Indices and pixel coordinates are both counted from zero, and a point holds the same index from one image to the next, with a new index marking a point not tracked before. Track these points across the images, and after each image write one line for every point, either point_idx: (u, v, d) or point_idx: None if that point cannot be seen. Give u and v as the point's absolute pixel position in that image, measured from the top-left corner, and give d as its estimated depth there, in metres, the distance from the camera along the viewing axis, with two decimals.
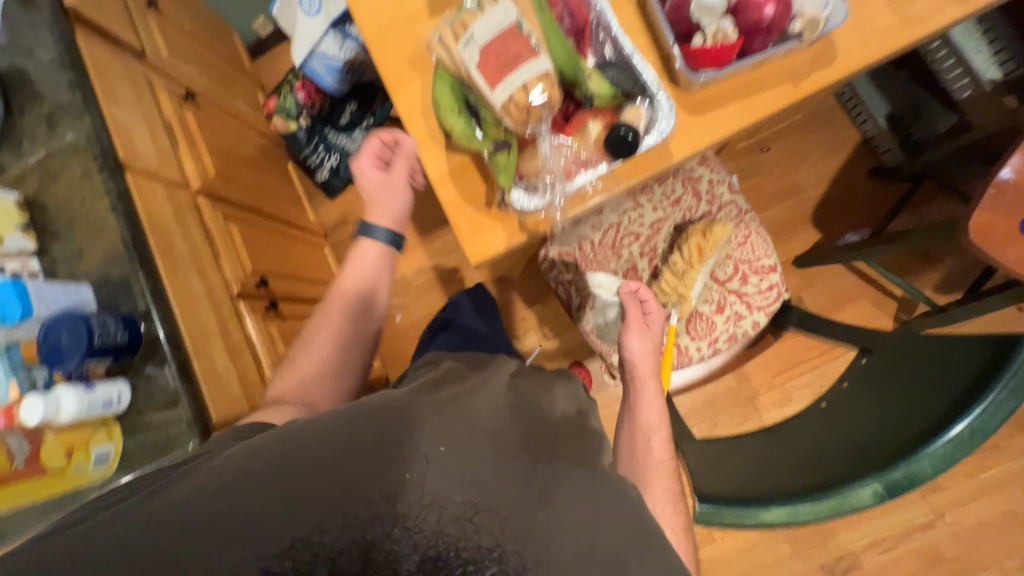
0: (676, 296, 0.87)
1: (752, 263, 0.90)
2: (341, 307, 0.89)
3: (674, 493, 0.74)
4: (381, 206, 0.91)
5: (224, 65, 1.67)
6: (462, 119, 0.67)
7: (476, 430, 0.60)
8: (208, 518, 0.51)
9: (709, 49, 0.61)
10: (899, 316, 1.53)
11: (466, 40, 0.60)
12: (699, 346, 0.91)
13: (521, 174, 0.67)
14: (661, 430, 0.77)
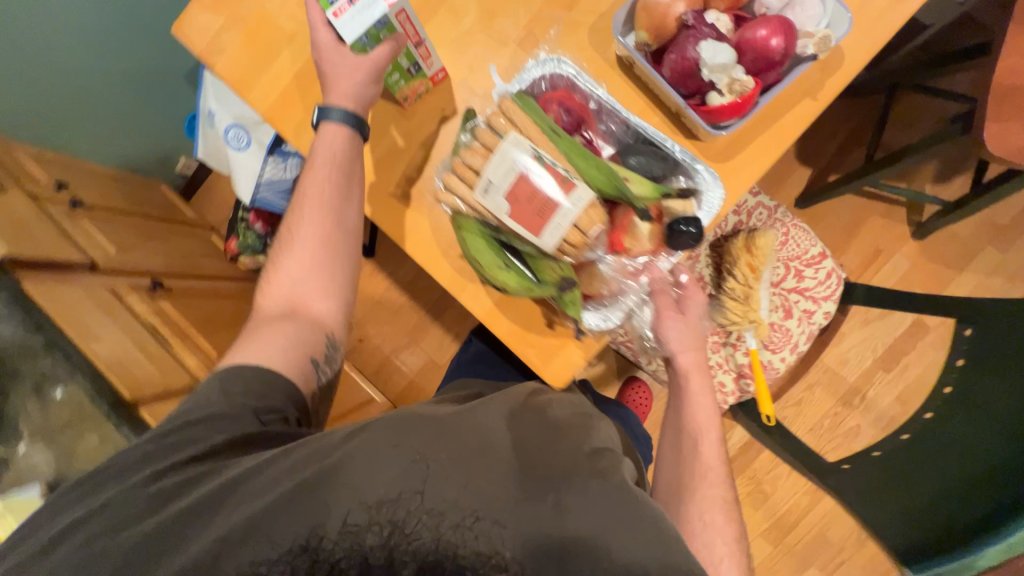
0: (747, 320, 0.83)
1: (801, 257, 0.88)
2: (317, 204, 0.71)
3: (725, 504, 0.70)
4: (341, 84, 0.66)
5: (171, 225, 1.56)
6: (511, 271, 0.65)
7: (488, 439, 0.62)
8: (211, 522, 0.54)
9: (730, 103, 0.57)
10: (912, 219, 1.54)
11: (487, 189, 0.59)
12: (782, 357, 0.88)
13: (588, 298, 0.67)
14: (712, 432, 0.74)
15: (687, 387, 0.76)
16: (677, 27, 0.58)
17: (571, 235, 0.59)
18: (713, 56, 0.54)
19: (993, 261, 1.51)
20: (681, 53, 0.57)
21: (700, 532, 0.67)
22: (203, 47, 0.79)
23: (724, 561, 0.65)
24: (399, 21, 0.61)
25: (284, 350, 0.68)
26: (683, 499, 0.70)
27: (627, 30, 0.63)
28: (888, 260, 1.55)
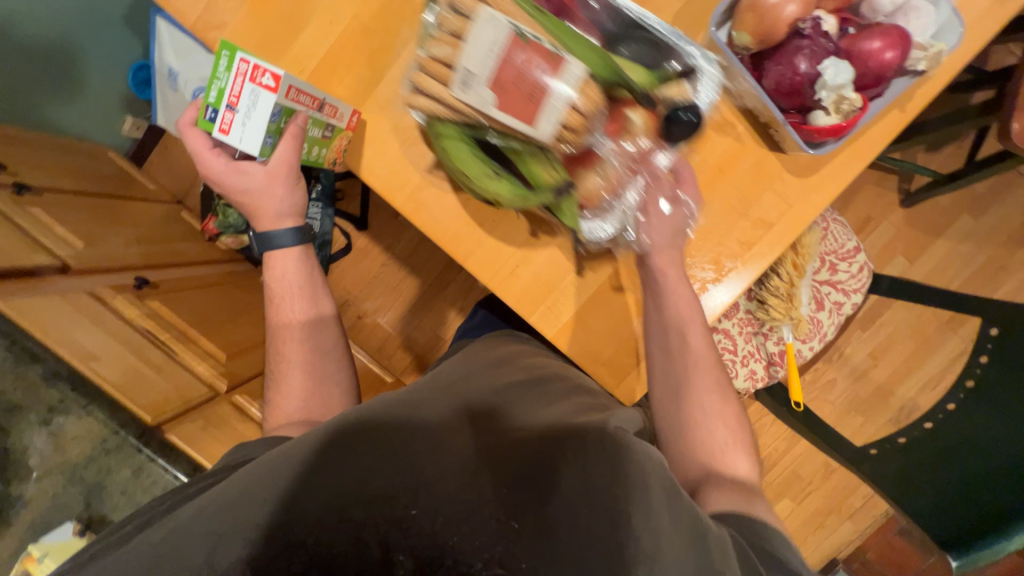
0: (787, 317, 0.88)
1: (837, 251, 0.91)
2: (294, 332, 0.70)
3: (718, 385, 0.64)
4: (265, 207, 0.66)
5: (133, 198, 1.32)
6: (504, 181, 0.57)
7: (473, 417, 0.52)
8: (169, 541, 0.40)
9: (832, 124, 0.55)
10: (903, 187, 1.60)
11: (463, 80, 0.50)
12: (811, 346, 0.92)
13: (583, 204, 0.60)
14: (698, 319, 0.62)
15: (667, 282, 0.62)
16: (788, 33, 0.53)
17: (567, 116, 0.51)
18: (833, 75, 0.52)
19: (967, 227, 1.62)
20: (791, 64, 0.53)
21: (700, 422, 0.62)
22: (196, 21, 0.64)
23: (728, 441, 0.62)
24: (292, 99, 0.56)
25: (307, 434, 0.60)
26: (684, 401, 0.63)
27: (723, 24, 0.57)
28: (876, 227, 1.63)
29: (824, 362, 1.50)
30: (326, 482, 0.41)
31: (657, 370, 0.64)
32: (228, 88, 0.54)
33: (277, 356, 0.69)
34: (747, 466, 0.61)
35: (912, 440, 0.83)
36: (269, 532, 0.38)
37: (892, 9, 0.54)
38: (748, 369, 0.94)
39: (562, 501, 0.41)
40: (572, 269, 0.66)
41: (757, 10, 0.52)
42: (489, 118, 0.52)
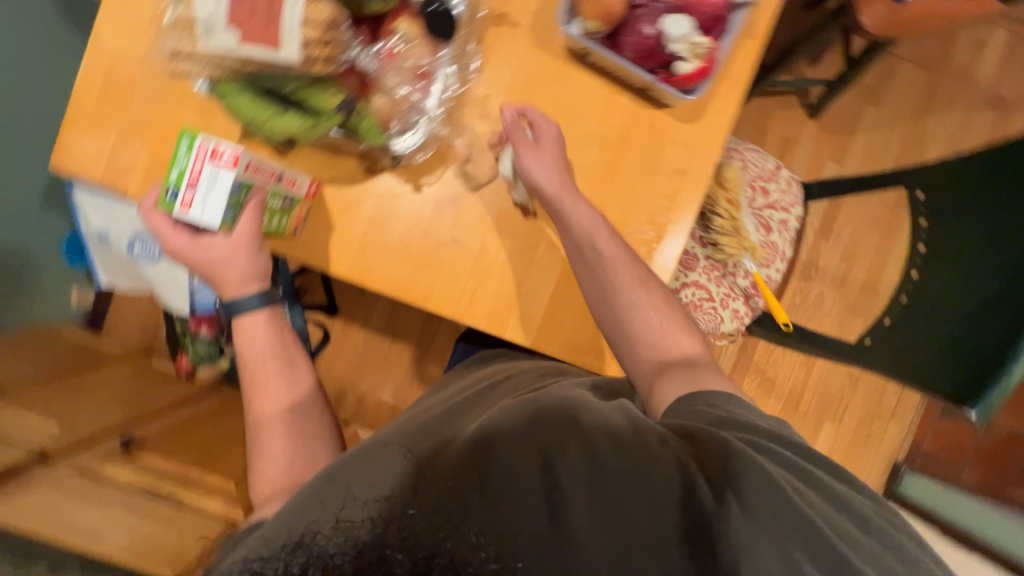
0: (744, 248, 0.91)
1: (761, 174, 0.96)
2: (270, 399, 0.66)
3: (643, 277, 0.64)
4: (228, 275, 0.62)
5: (99, 362, 1.31)
6: (289, 113, 0.54)
7: (443, 438, 0.52)
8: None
9: (697, 68, 0.60)
10: (805, 103, 1.71)
11: (206, 29, 0.49)
12: (775, 268, 0.97)
13: (386, 122, 0.59)
14: (603, 225, 0.63)
15: (568, 209, 0.62)
16: (624, 9, 0.59)
17: (308, 34, 0.48)
18: (674, 29, 0.57)
19: (874, 116, 1.73)
20: (638, 32, 0.59)
21: (636, 320, 0.63)
22: (101, 174, 0.66)
23: (664, 323, 0.64)
24: (251, 174, 0.57)
25: None
26: (616, 304, 0.63)
27: (571, 19, 0.63)
28: (797, 145, 1.72)
29: (804, 279, 1.55)
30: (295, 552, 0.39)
31: (585, 285, 0.64)
32: (189, 168, 0.54)
33: (257, 420, 0.65)
34: (689, 343, 0.65)
35: (898, 318, 0.80)
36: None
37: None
38: (731, 309, 0.97)
39: (532, 497, 0.42)
40: (529, 274, 0.68)
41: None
42: (244, 59, 0.50)
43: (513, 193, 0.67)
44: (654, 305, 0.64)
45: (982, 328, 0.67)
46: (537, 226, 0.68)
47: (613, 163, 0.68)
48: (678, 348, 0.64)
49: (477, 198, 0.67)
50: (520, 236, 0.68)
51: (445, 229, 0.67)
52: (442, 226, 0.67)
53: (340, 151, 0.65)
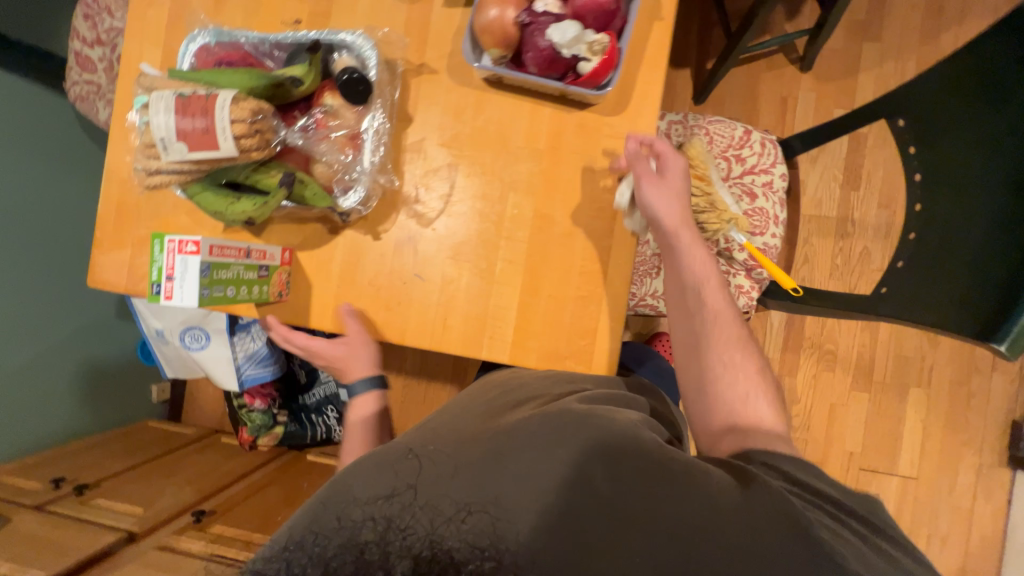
0: (728, 221, 0.87)
1: (732, 142, 0.92)
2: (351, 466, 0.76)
3: (742, 342, 0.67)
4: (352, 365, 0.73)
5: (179, 445, 1.47)
6: (245, 198, 0.61)
7: (455, 449, 0.56)
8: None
9: (600, 62, 0.62)
10: (792, 57, 1.63)
11: (163, 146, 0.56)
12: (772, 234, 0.91)
13: (329, 186, 0.65)
14: (711, 279, 0.68)
15: (683, 248, 0.67)
16: (517, 30, 0.62)
17: (238, 129, 0.55)
18: (562, 34, 0.59)
19: (876, 51, 1.61)
20: (535, 46, 0.61)
21: (723, 375, 0.66)
22: (123, 284, 0.78)
23: (753, 394, 0.65)
24: (218, 254, 0.59)
25: None
26: (705, 353, 0.67)
27: (478, 54, 0.67)
28: (797, 101, 1.63)
29: (843, 238, 1.61)
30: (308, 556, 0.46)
31: (677, 319, 0.69)
32: (164, 264, 0.56)
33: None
34: (769, 413, 0.65)
35: (910, 258, 0.72)
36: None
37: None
38: (733, 286, 0.93)
39: (552, 531, 0.48)
40: (493, 294, 0.70)
41: (492, 25, 0.62)
42: (196, 162, 0.58)
43: (629, 221, 0.68)
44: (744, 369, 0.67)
45: (996, 243, 0.60)
46: (491, 246, 0.70)
47: (550, 170, 0.70)
48: (761, 423, 0.64)
49: (431, 232, 0.71)
50: (478, 259, 0.71)
51: (408, 268, 0.72)
52: (405, 265, 0.72)
53: (306, 217, 0.72)
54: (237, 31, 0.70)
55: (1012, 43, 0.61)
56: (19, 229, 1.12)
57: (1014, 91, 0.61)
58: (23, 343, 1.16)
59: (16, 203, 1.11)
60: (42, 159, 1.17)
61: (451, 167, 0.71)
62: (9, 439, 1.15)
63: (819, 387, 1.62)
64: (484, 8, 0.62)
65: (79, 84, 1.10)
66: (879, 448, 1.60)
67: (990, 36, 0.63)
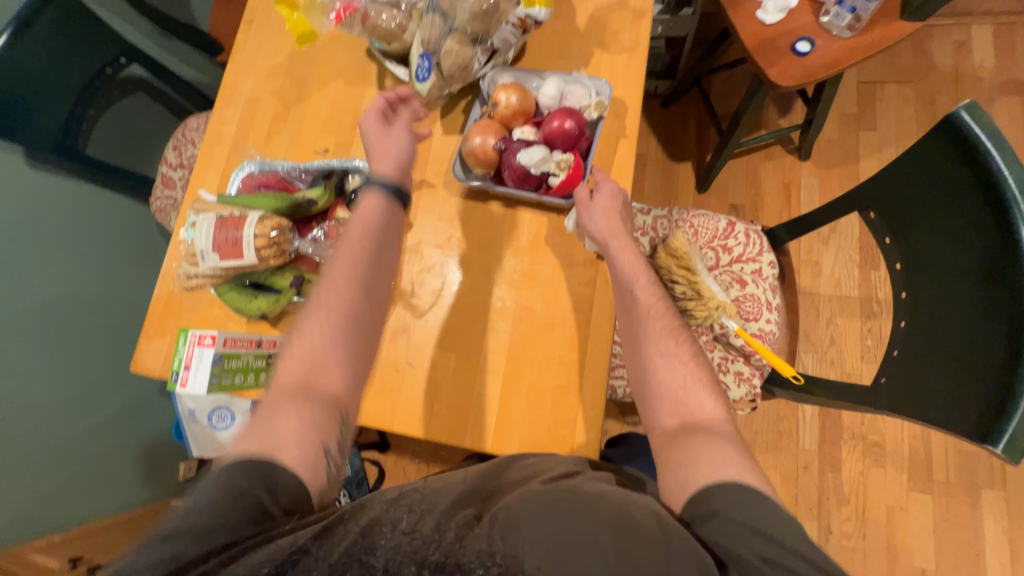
0: (716, 307, 0.89)
1: (717, 233, 0.97)
2: (336, 305, 0.63)
3: (674, 329, 0.66)
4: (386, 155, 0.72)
5: None
6: (262, 298, 0.72)
7: (434, 490, 0.59)
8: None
9: (566, 177, 0.72)
10: (790, 147, 1.72)
11: (201, 256, 0.68)
12: (767, 320, 0.92)
13: None
14: (644, 275, 0.69)
15: (618, 266, 0.69)
16: (496, 153, 0.73)
17: (259, 243, 0.67)
18: (529, 157, 0.70)
19: (873, 138, 1.68)
20: (510, 165, 0.72)
21: (660, 364, 0.64)
22: (157, 371, 0.87)
23: (689, 380, 0.63)
24: (231, 346, 0.70)
25: (286, 416, 0.55)
26: (641, 345, 0.66)
27: (468, 172, 0.79)
28: (800, 186, 1.69)
29: (870, 318, 1.55)
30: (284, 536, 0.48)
31: (619, 321, 0.69)
32: (185, 355, 0.68)
33: (314, 333, 0.62)
34: (713, 405, 0.61)
35: (906, 346, 0.71)
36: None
37: (556, 97, 0.77)
38: (732, 372, 0.92)
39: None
40: (477, 382, 0.74)
41: (475, 150, 0.74)
42: (225, 268, 0.69)
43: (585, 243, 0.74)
44: (681, 358, 0.65)
45: (986, 338, 0.60)
46: (478, 336, 0.76)
47: (531, 267, 0.76)
48: (701, 411, 0.61)
49: (424, 322, 0.78)
50: (465, 349, 0.75)
51: (401, 355, 0.77)
52: (397, 353, 0.77)
53: None
54: (273, 162, 0.85)
55: (945, 150, 0.66)
56: (79, 314, 1.30)
57: (964, 197, 0.64)
58: (70, 422, 1.27)
59: (77, 291, 1.31)
60: (105, 257, 1.40)
61: (444, 264, 0.79)
62: (67, 509, 1.24)
63: (870, 487, 1.44)
64: (469, 137, 0.74)
65: (161, 198, 1.35)
66: (955, 566, 1.36)
67: (927, 143, 0.68)
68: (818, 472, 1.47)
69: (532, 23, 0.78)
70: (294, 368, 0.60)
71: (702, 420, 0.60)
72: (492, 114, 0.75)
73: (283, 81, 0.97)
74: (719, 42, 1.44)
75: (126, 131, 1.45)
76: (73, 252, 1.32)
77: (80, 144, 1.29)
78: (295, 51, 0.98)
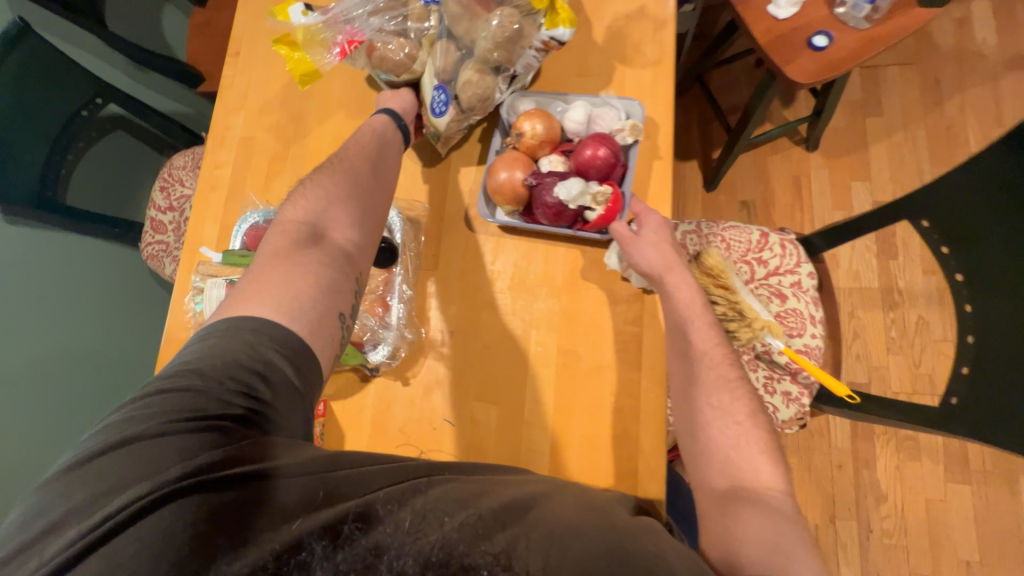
0: (760, 327, 0.84)
1: (751, 246, 0.93)
2: (330, 200, 0.66)
3: (732, 384, 0.63)
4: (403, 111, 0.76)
5: None
6: None
7: (454, 494, 0.49)
8: (121, 428, 0.49)
9: (603, 211, 0.68)
10: (797, 138, 1.68)
11: None
12: (812, 335, 0.87)
13: (360, 342, 0.70)
14: (701, 316, 0.67)
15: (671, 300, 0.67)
16: (526, 189, 0.69)
17: None
18: (567, 191, 0.65)
19: (881, 124, 1.65)
20: (543, 202, 0.67)
21: (713, 420, 0.60)
22: None
23: (743, 439, 0.58)
24: None
25: (291, 278, 0.60)
26: (694, 392, 0.63)
27: (492, 208, 0.74)
28: (811, 178, 1.65)
29: (893, 309, 1.51)
30: (262, 498, 0.46)
31: (670, 362, 0.66)
32: None
33: (322, 203, 0.66)
34: (771, 473, 0.56)
35: (976, 365, 0.69)
36: (156, 528, 0.43)
37: (584, 122, 0.72)
38: (780, 393, 0.88)
39: None
40: (524, 435, 0.68)
41: (503, 186, 0.69)
42: None
43: (630, 279, 0.71)
44: (731, 414, 0.60)
45: None
46: (518, 384, 0.71)
47: (571, 306, 0.71)
48: (755, 476, 0.56)
49: (459, 374, 0.72)
50: (506, 400, 0.70)
51: (438, 411, 0.72)
52: (434, 409, 0.72)
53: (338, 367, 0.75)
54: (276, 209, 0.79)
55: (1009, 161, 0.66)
56: (73, 370, 1.23)
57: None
58: None
59: (68, 346, 1.23)
60: (102, 305, 1.32)
61: (472, 308, 0.74)
62: None
63: (907, 482, 1.42)
64: (495, 171, 0.69)
65: (152, 245, 1.27)
66: (1001, 557, 1.34)
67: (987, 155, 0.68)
68: (853, 471, 1.45)
69: (556, 44, 0.71)
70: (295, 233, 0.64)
71: (753, 487, 0.55)
72: (516, 145, 0.71)
73: (279, 116, 0.90)
74: (723, 37, 1.39)
75: (104, 177, 1.36)
76: (66, 306, 1.24)
77: (61, 195, 1.21)
78: (289, 83, 0.91)
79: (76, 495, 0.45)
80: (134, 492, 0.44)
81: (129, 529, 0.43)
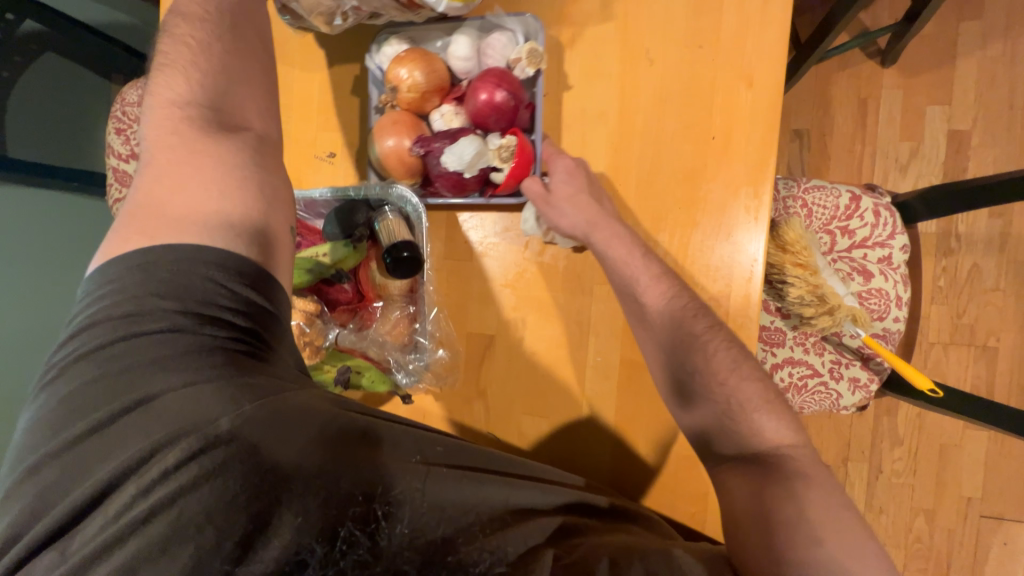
0: (843, 315, 0.74)
1: (836, 212, 0.78)
2: (221, 79, 0.53)
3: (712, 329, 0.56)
4: None
5: None
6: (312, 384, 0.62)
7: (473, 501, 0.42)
8: (107, 386, 0.39)
9: (513, 166, 0.58)
10: (870, 51, 1.40)
11: None
12: (894, 319, 0.77)
13: (384, 364, 0.60)
14: (642, 271, 0.57)
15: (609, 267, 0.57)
16: (416, 159, 0.59)
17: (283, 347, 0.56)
18: (459, 159, 0.56)
19: (976, 31, 1.36)
20: (438, 174, 0.58)
21: (693, 381, 0.55)
22: None
23: (734, 399, 0.54)
24: None
25: (212, 178, 0.47)
26: (665, 355, 0.57)
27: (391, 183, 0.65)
28: (880, 101, 1.40)
29: (947, 256, 1.39)
30: (282, 464, 0.37)
31: (642, 336, 0.58)
32: None
33: (217, 83, 0.53)
34: (774, 427, 0.53)
35: None
36: (221, 489, 0.36)
37: (471, 56, 0.60)
38: (847, 379, 0.80)
39: None
40: (578, 450, 0.62)
41: (390, 157, 0.60)
42: None
43: (557, 242, 0.62)
44: (704, 368, 0.55)
45: None
46: (570, 394, 0.63)
47: None
48: (764, 437, 0.53)
49: (501, 383, 0.64)
50: (556, 411, 0.63)
51: (479, 421, 0.65)
52: (474, 419, 0.65)
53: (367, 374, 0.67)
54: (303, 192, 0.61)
55: None
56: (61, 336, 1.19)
57: None
58: None
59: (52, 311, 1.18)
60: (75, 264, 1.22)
61: (515, 306, 0.63)
62: None
63: (925, 427, 1.43)
64: (379, 140, 0.60)
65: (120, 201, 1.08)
66: (1005, 495, 1.41)
67: None
68: (874, 417, 1.45)
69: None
70: (167, 115, 0.51)
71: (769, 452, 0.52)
72: (396, 103, 0.61)
73: None
74: None
75: (53, 119, 1.13)
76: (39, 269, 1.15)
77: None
78: None
79: (70, 485, 0.36)
80: (186, 446, 0.37)
81: (183, 499, 0.36)
